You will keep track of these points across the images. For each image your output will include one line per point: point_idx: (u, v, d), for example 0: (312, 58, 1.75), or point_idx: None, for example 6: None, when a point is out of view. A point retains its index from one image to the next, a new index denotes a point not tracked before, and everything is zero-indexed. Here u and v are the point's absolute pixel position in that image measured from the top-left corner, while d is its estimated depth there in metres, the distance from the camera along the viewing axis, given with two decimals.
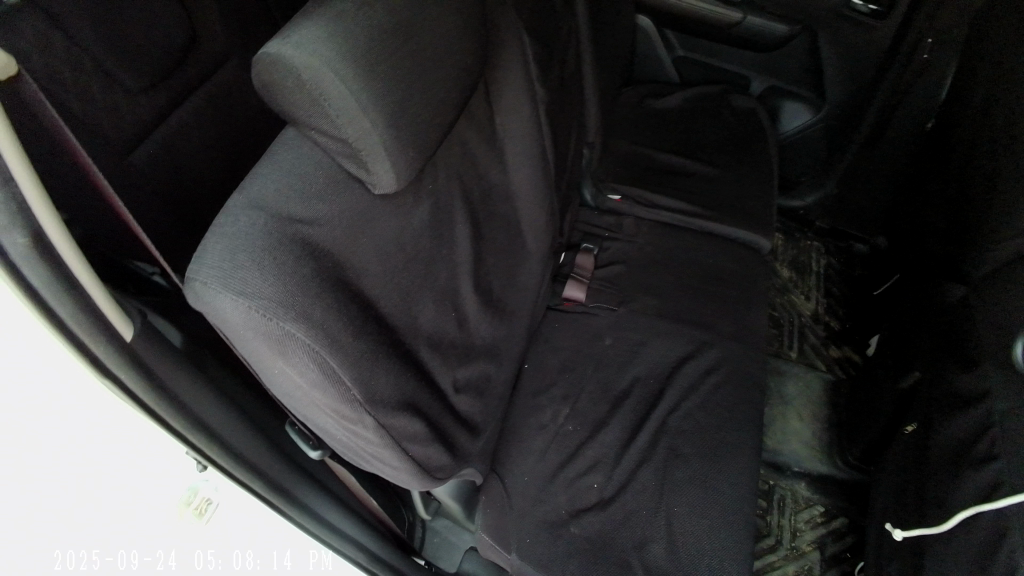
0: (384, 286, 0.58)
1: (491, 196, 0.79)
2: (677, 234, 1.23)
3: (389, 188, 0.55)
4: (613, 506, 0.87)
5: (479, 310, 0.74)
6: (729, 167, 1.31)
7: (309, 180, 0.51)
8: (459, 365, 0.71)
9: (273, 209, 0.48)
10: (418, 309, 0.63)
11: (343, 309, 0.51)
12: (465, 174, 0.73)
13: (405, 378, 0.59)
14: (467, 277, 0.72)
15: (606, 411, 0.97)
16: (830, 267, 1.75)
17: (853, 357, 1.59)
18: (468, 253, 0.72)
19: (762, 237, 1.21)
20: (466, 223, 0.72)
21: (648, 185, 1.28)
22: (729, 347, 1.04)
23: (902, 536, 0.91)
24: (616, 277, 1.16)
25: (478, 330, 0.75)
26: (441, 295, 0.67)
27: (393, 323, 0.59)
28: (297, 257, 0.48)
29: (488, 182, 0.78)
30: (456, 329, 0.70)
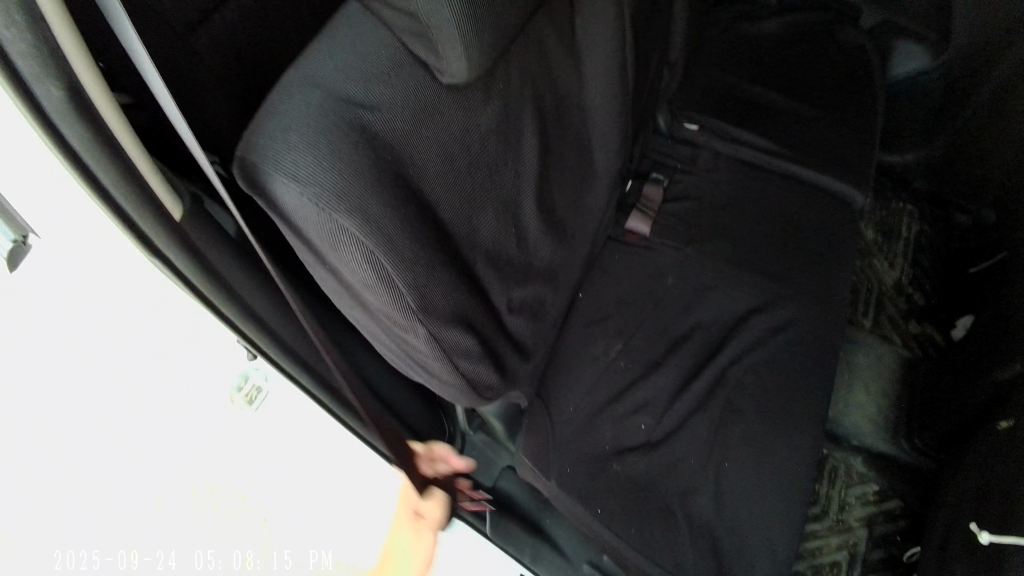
0: (446, 188, 0.53)
1: (563, 104, 0.71)
2: (762, 176, 1.11)
3: (457, 77, 0.49)
4: (660, 450, 0.83)
5: (540, 228, 0.69)
6: (832, 107, 1.16)
7: (375, 57, 0.46)
8: (515, 285, 0.66)
9: (332, 88, 0.44)
10: (479, 219, 0.58)
11: (401, 208, 0.47)
12: (538, 75, 0.65)
13: (459, 291, 0.55)
14: (530, 191, 0.66)
15: (662, 353, 0.92)
16: (922, 234, 1.58)
17: (935, 336, 1.44)
18: (534, 164, 0.66)
19: (858, 190, 1.07)
20: (535, 130, 0.65)
21: (733, 118, 1.15)
22: (807, 304, 0.95)
23: (989, 541, 0.80)
24: (686, 214, 1.07)
25: (537, 250, 0.70)
26: (504, 207, 0.62)
27: (452, 231, 0.55)
28: (356, 144, 0.44)
29: (561, 89, 0.70)
30: (514, 247, 0.65)
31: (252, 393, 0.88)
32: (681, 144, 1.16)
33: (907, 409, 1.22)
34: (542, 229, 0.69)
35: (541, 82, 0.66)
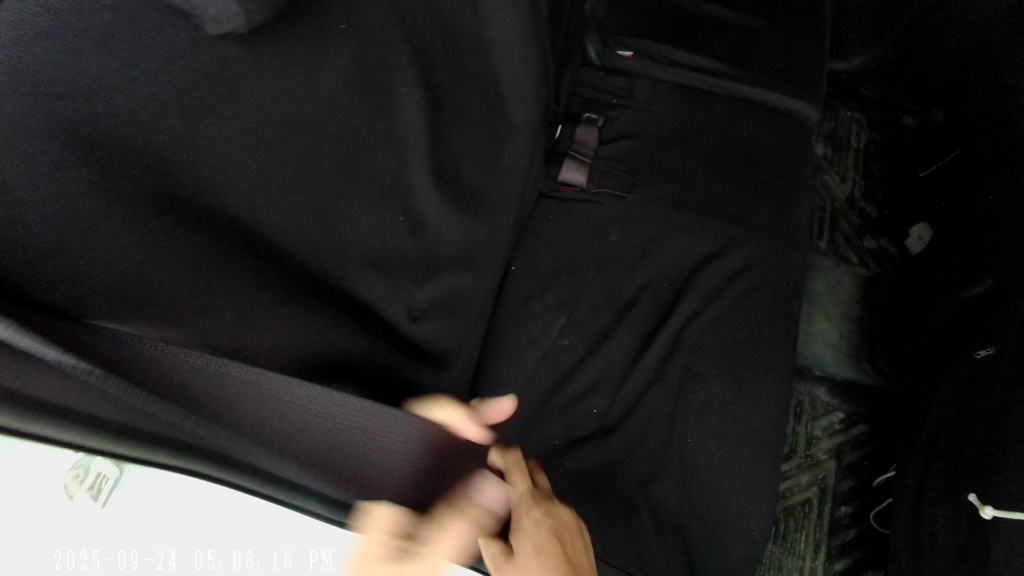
0: (271, 207, 0.45)
1: (454, 50, 0.58)
2: (704, 102, 0.99)
3: (232, 26, 0.41)
4: (617, 435, 0.75)
5: (438, 214, 0.59)
6: (773, 15, 1.04)
7: (121, 48, 0.40)
8: (414, 286, 0.57)
9: (52, 93, 0.38)
10: (347, 224, 0.50)
11: (173, 245, 0.40)
12: (407, 18, 0.53)
13: (308, 326, 0.46)
14: (422, 176, 0.57)
15: (610, 320, 0.82)
16: (870, 143, 1.49)
17: (888, 250, 1.38)
18: (418, 139, 0.55)
19: (807, 108, 0.98)
20: (417, 95, 0.55)
21: (669, 38, 1.03)
22: (765, 245, 0.86)
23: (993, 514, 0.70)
24: (625, 155, 0.95)
25: (437, 237, 0.59)
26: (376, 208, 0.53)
27: (281, 245, 0.46)
28: (76, 169, 0.38)
29: (448, 32, 0.57)
30: (405, 241, 0.56)
31: (98, 481, 0.68)
32: (614, 75, 1.03)
33: (867, 332, 1.18)
34: (443, 217, 0.59)
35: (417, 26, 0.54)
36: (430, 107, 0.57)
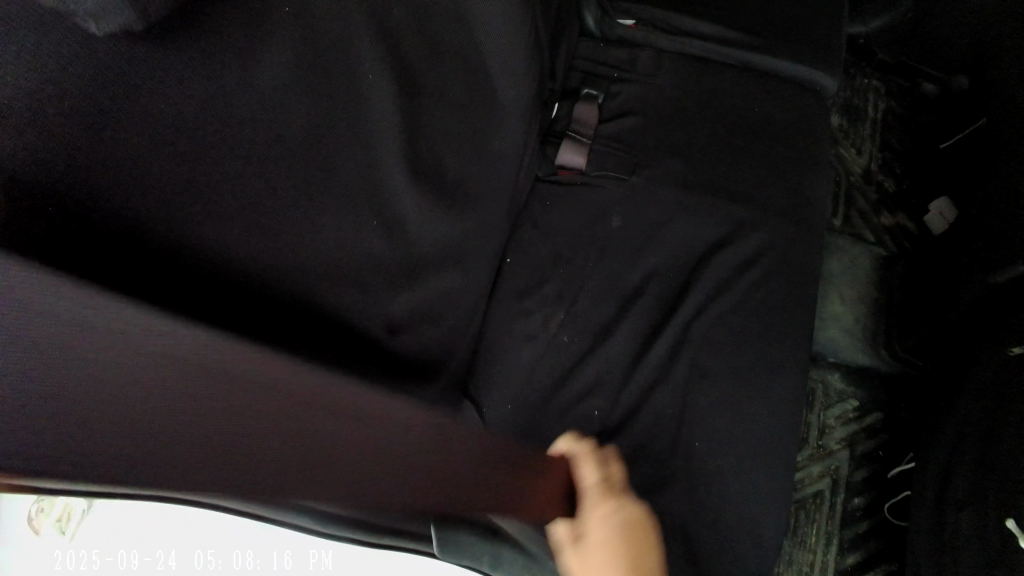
0: (226, 227, 0.43)
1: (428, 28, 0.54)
2: (713, 73, 0.92)
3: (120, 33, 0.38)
4: (619, 438, 0.72)
5: (420, 217, 0.55)
6: None
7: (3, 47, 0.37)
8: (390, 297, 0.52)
9: None
10: (311, 231, 0.47)
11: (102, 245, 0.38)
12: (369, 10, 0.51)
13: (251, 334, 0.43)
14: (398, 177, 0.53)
15: (613, 313, 0.77)
16: (889, 112, 1.40)
17: (907, 226, 1.30)
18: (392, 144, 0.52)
19: (825, 78, 0.92)
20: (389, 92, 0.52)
21: (675, 4, 0.96)
22: (780, 228, 0.80)
23: None
24: (628, 134, 0.88)
25: (419, 238, 0.55)
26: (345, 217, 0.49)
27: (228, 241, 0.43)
28: None
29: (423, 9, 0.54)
30: (381, 248, 0.52)
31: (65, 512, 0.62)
32: (614, 46, 0.96)
33: (884, 316, 1.13)
34: (427, 220, 0.55)
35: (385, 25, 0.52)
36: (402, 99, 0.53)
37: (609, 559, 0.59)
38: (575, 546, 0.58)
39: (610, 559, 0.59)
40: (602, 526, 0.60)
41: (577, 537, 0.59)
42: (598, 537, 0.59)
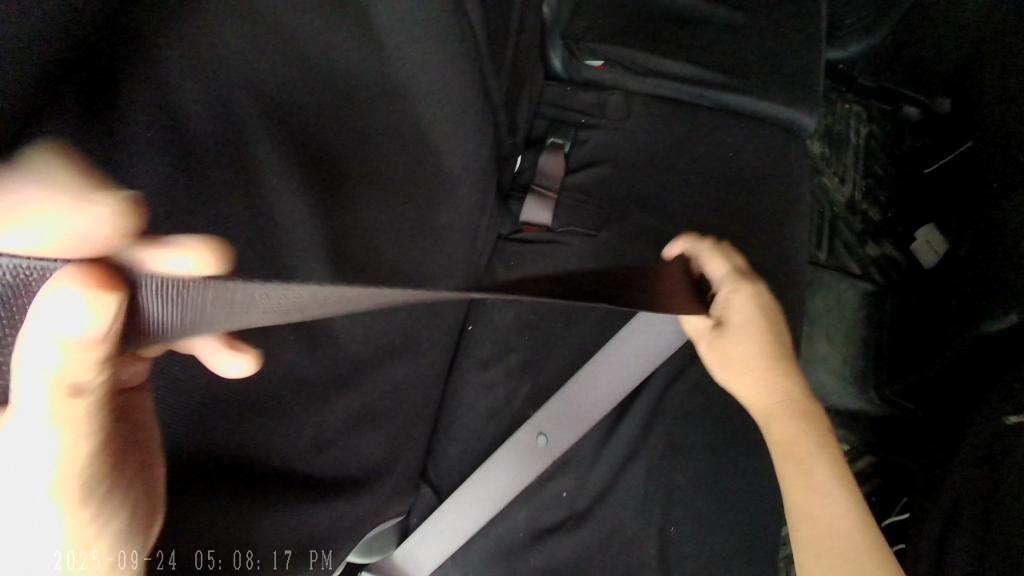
0: None
1: (360, 120, 0.51)
2: (685, 116, 0.88)
3: None
4: (591, 520, 0.68)
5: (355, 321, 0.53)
6: (755, 11, 0.94)
7: None
8: (328, 408, 0.52)
9: None
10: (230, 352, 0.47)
11: None
12: (275, 112, 0.45)
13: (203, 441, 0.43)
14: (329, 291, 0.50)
15: None
16: (872, 138, 1.35)
17: (892, 256, 1.24)
18: (322, 257, 0.50)
19: (801, 115, 0.87)
20: (312, 205, 0.48)
21: (646, 43, 0.92)
22: None
23: None
24: (596, 186, 0.84)
25: (353, 343, 0.53)
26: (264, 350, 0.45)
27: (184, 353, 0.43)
28: None
29: (350, 95, 0.50)
30: (309, 362, 0.49)
31: None
32: (582, 89, 0.92)
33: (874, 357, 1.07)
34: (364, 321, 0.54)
35: (289, 131, 0.46)
36: (330, 203, 0.50)
37: (757, 340, 0.61)
38: (714, 333, 0.64)
39: (763, 357, 0.61)
40: (756, 304, 0.62)
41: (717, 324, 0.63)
42: (751, 314, 0.62)
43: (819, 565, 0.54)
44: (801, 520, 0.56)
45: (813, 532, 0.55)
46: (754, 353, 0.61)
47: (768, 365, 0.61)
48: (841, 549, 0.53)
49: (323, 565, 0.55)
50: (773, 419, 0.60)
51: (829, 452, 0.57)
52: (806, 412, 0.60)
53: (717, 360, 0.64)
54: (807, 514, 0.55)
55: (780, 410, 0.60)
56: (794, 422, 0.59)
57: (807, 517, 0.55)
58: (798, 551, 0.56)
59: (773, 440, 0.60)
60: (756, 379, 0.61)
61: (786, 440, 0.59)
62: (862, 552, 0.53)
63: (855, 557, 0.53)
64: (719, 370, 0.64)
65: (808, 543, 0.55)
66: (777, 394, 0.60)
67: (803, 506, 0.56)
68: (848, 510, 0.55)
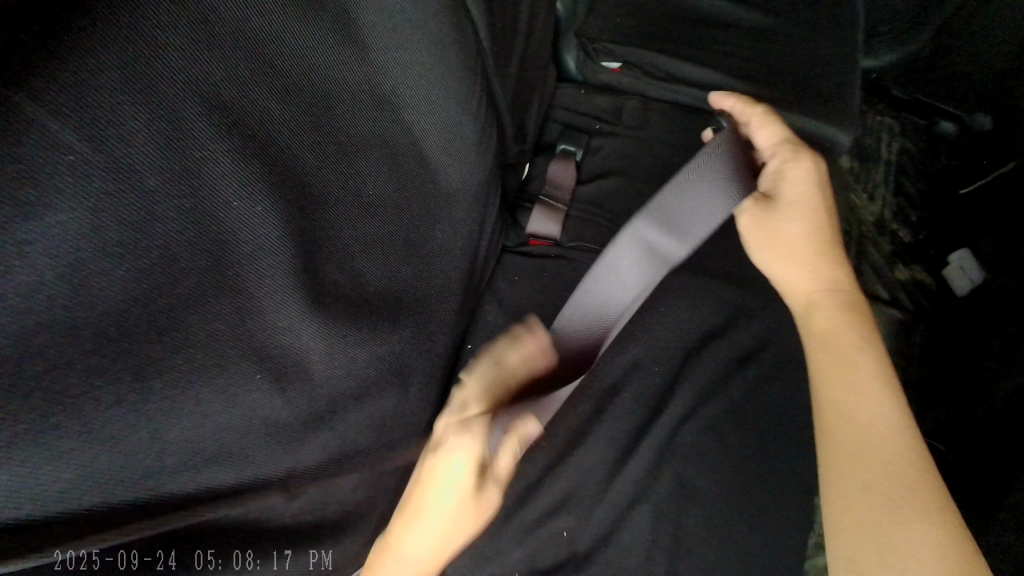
0: None
1: (338, 126, 0.47)
2: (709, 125, 0.82)
3: None
4: (591, 567, 0.62)
5: (322, 348, 0.46)
6: (788, 16, 0.87)
7: None
8: (296, 448, 0.46)
9: None
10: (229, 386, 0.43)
11: None
12: (227, 110, 0.41)
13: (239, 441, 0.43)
14: (289, 308, 0.44)
15: (588, 413, 0.67)
16: (903, 155, 1.26)
17: (923, 280, 1.15)
18: (281, 265, 0.44)
19: (834, 131, 0.81)
20: (269, 209, 0.43)
21: (667, 47, 0.86)
22: (780, 315, 0.71)
23: None
24: (610, 199, 0.78)
25: (321, 376, 0.47)
26: (201, 371, 0.40)
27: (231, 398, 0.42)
28: None
29: (323, 100, 0.46)
30: (266, 398, 0.43)
31: None
32: (598, 93, 0.86)
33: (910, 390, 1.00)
34: (332, 348, 0.47)
35: (234, 125, 0.41)
36: (294, 215, 0.44)
37: (799, 217, 0.66)
38: (759, 206, 0.69)
39: (808, 216, 0.66)
40: (810, 180, 0.67)
41: (764, 200, 0.68)
42: (793, 194, 0.67)
43: (855, 471, 0.56)
44: (826, 411, 0.60)
45: (847, 430, 0.58)
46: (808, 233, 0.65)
47: (813, 231, 0.66)
48: (886, 438, 0.56)
49: (322, 566, 0.50)
50: (812, 305, 0.64)
51: (864, 330, 0.62)
52: (831, 260, 0.65)
53: (760, 225, 0.68)
54: (860, 423, 0.57)
55: (811, 300, 0.65)
56: (834, 300, 0.64)
57: (864, 428, 0.57)
58: (823, 452, 0.58)
59: (834, 354, 0.61)
60: (815, 226, 0.66)
61: (839, 347, 0.61)
62: (920, 491, 0.54)
63: (896, 456, 0.55)
64: (751, 240, 0.68)
65: (853, 445, 0.57)
66: (813, 242, 0.65)
67: (824, 394, 0.60)
68: (890, 410, 0.58)
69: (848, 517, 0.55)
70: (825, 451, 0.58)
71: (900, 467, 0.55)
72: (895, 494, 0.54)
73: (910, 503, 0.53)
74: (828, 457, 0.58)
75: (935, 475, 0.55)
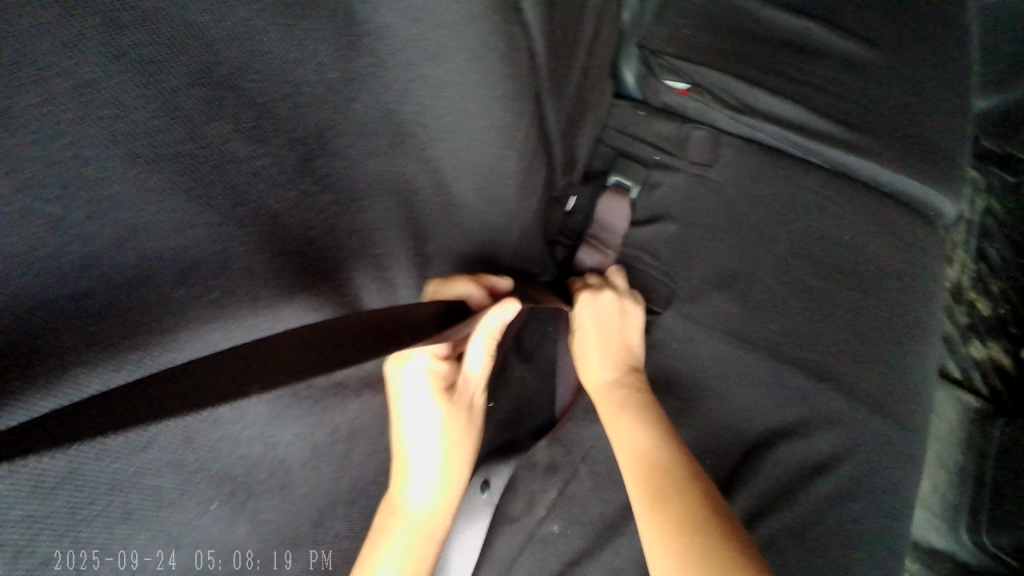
0: None
1: (333, 159, 0.34)
2: (787, 171, 0.69)
3: None
4: None
5: (303, 452, 0.34)
6: (888, 51, 0.74)
7: None
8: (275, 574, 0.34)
9: None
10: (197, 527, 0.30)
11: None
12: (192, 161, 0.29)
13: (254, 542, 0.33)
14: (261, 416, 0.31)
15: (623, 504, 0.56)
16: (989, 215, 0.99)
17: (1001, 362, 0.94)
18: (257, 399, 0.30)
19: (937, 196, 0.68)
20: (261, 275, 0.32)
21: (745, 73, 0.73)
22: (860, 414, 0.59)
23: None
24: (665, 246, 0.67)
25: (301, 485, 0.34)
26: (133, 518, 0.27)
27: (207, 514, 0.30)
28: None
29: (318, 123, 0.33)
30: (228, 523, 0.31)
31: None
32: (659, 116, 0.74)
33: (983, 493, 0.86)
34: (317, 449, 0.35)
35: (196, 181, 0.29)
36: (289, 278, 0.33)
37: (596, 335, 0.56)
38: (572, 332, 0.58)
39: (601, 334, 0.56)
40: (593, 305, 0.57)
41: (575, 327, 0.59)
42: (588, 316, 0.56)
43: (658, 517, 0.42)
44: (631, 470, 0.47)
45: (634, 464, 0.47)
46: (598, 348, 0.55)
47: (603, 350, 0.55)
48: (659, 465, 0.46)
49: (322, 569, 0.37)
50: (609, 406, 0.52)
51: (645, 412, 0.50)
52: (628, 371, 0.54)
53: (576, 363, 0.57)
54: (637, 453, 0.47)
55: (607, 399, 0.53)
56: (626, 396, 0.52)
57: (637, 457, 0.47)
58: (638, 512, 0.44)
59: (611, 434, 0.50)
60: (614, 344, 0.56)
61: (618, 424, 0.50)
62: (690, 518, 0.41)
63: (684, 486, 0.44)
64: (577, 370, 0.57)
65: (644, 479, 0.45)
66: (609, 358, 0.55)
67: (621, 445, 0.49)
68: (655, 438, 0.48)
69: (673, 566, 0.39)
70: (638, 516, 0.44)
71: (678, 494, 0.43)
72: (691, 541, 0.40)
73: (682, 543, 0.40)
74: (639, 518, 0.44)
75: (713, 494, 0.44)
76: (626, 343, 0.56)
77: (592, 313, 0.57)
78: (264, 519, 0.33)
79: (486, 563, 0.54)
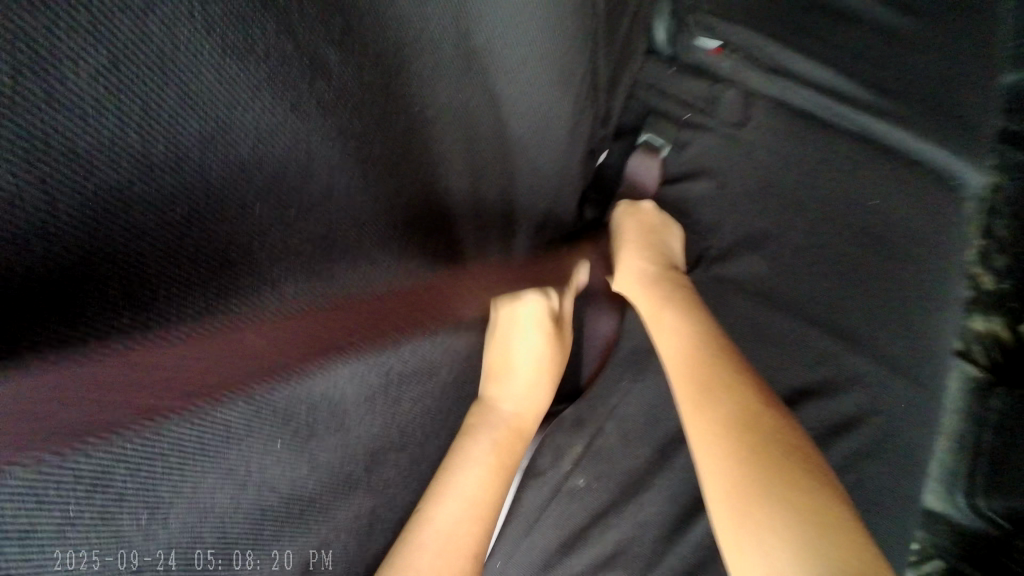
0: None
1: (404, 91, 0.36)
2: (819, 136, 0.68)
3: None
4: None
5: (359, 395, 0.36)
6: (924, 17, 0.73)
7: None
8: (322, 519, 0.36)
9: None
10: (264, 459, 0.32)
11: None
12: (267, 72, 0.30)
13: (310, 480, 0.35)
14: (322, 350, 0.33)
15: (648, 459, 0.57)
16: None
17: None
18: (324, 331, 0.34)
19: (966, 166, 0.67)
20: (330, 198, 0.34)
21: (779, 33, 0.71)
22: (883, 378, 0.60)
23: None
24: (693, 209, 0.67)
25: (356, 427, 0.36)
26: (207, 446, 0.30)
27: (280, 439, 0.33)
28: None
29: (387, 62, 0.35)
30: (289, 460, 0.33)
31: None
32: (689, 74, 0.72)
33: None
34: (372, 394, 0.36)
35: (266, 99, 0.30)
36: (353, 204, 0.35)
37: (630, 246, 0.58)
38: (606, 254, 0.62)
39: (637, 244, 0.58)
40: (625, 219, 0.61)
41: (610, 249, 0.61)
42: (620, 228, 0.60)
43: (701, 409, 0.44)
44: (675, 367, 0.48)
45: (676, 361, 0.48)
46: (637, 258, 0.57)
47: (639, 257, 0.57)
48: (701, 358, 0.47)
49: (322, 569, 0.36)
50: (650, 307, 0.54)
51: (689, 311, 0.51)
52: (668, 275, 0.56)
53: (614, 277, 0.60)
54: (680, 351, 0.48)
55: (646, 301, 0.54)
56: (670, 297, 0.53)
57: (681, 355, 0.48)
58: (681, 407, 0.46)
59: (654, 333, 0.52)
60: (650, 252, 0.57)
61: (661, 323, 0.51)
62: (736, 409, 0.43)
63: (728, 377, 0.45)
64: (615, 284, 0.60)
65: (688, 372, 0.47)
66: (649, 266, 0.56)
67: (667, 344, 0.50)
68: (701, 336, 0.49)
69: (719, 454, 0.41)
70: (683, 412, 0.45)
71: (721, 387, 0.44)
72: (737, 431, 0.41)
73: (727, 432, 0.41)
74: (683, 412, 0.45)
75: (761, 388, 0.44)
76: (667, 255, 0.59)
77: (625, 226, 0.60)
78: (322, 452, 0.35)
79: (512, 514, 0.54)
